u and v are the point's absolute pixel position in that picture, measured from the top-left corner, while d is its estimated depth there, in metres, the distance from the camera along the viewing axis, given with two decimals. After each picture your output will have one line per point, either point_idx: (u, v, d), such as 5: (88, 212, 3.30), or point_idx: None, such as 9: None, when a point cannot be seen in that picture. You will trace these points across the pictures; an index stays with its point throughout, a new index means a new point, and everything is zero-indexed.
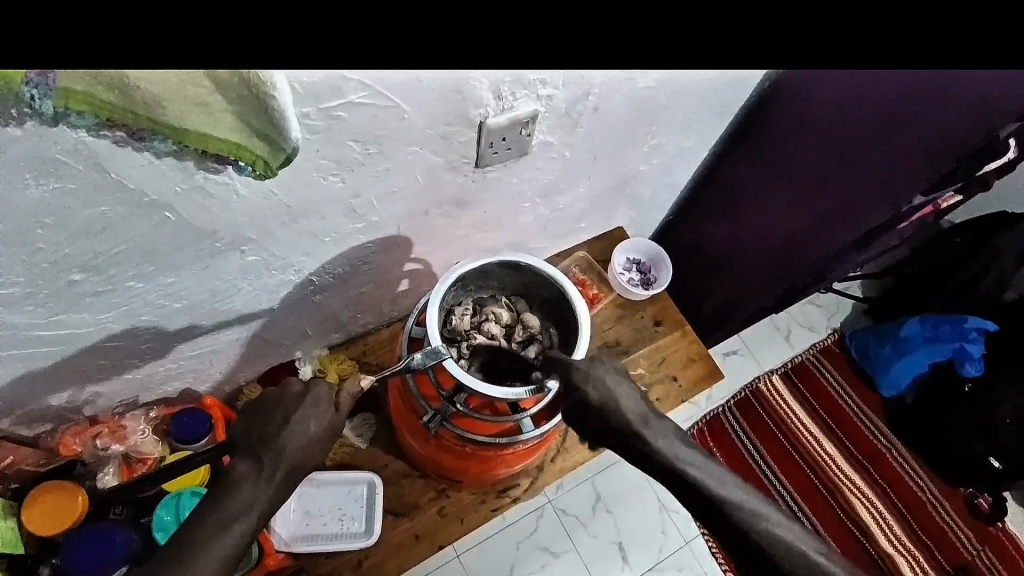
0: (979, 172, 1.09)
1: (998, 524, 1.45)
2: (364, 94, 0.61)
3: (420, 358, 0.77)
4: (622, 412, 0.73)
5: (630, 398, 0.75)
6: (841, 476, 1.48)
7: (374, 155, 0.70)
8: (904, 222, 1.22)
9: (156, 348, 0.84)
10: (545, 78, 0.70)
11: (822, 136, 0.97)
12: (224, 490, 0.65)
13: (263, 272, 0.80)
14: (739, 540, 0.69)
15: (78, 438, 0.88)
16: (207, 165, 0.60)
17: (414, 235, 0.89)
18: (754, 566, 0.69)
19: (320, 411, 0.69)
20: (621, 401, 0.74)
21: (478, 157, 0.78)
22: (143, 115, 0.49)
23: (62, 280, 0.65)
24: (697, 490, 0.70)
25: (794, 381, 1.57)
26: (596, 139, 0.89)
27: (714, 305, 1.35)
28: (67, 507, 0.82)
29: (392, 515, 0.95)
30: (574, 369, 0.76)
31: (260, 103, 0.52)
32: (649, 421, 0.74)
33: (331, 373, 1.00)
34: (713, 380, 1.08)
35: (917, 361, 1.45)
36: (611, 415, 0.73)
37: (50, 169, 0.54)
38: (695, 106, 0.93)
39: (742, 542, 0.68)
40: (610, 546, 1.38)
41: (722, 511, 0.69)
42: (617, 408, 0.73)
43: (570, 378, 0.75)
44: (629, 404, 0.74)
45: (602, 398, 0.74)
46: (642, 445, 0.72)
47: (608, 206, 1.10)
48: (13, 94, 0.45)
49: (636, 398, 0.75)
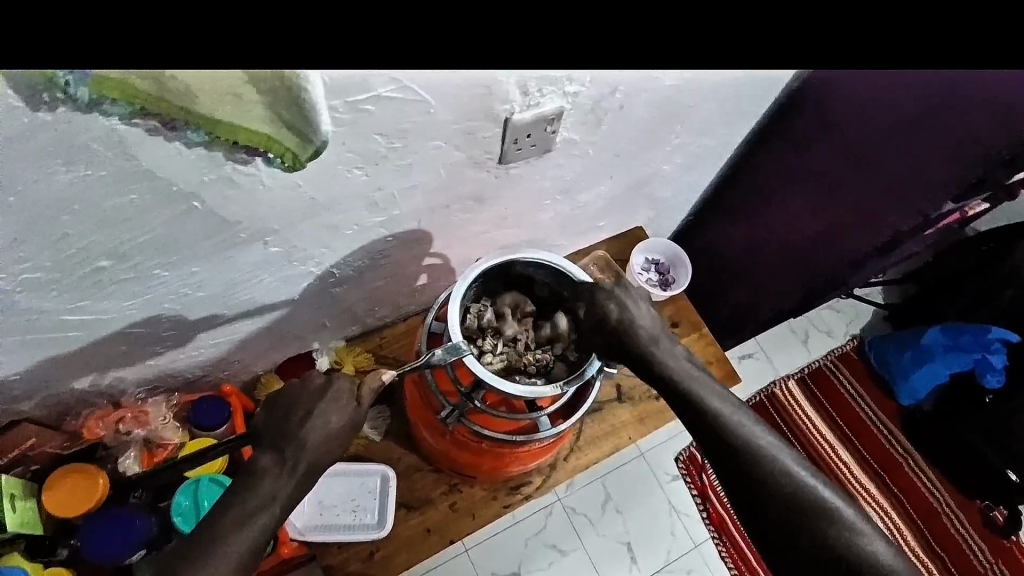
0: (1009, 181, 1.07)
1: (1013, 538, 1.41)
2: (392, 88, 0.60)
3: (440, 354, 0.77)
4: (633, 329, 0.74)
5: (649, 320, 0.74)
6: (854, 483, 1.45)
7: (398, 149, 0.70)
8: (929, 229, 1.20)
9: (177, 337, 0.85)
10: (572, 75, 0.69)
11: (846, 140, 0.96)
12: (244, 478, 0.66)
13: (284, 264, 0.80)
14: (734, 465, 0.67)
15: (101, 422, 0.89)
16: (235, 157, 0.60)
17: (434, 230, 0.89)
18: (743, 491, 0.67)
19: (341, 405, 0.70)
20: (638, 320, 0.74)
21: (501, 153, 0.78)
22: (176, 104, 0.49)
23: (88, 266, 0.66)
24: (697, 409, 0.70)
25: (810, 386, 1.55)
26: (619, 138, 0.88)
27: (731, 308, 1.34)
28: (86, 490, 0.83)
29: (404, 508, 0.95)
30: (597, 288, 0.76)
31: (292, 95, 0.52)
32: (659, 340, 0.73)
33: (349, 365, 1.01)
34: (730, 383, 1.07)
35: (938, 371, 1.44)
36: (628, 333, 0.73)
37: (80, 156, 0.55)
38: (719, 106, 0.92)
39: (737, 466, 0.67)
40: (619, 546, 1.37)
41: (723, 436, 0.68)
42: (630, 326, 0.74)
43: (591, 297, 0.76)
44: (642, 323, 0.74)
45: (620, 317, 0.74)
46: (646, 360, 0.72)
47: (628, 205, 1.09)
48: (49, 79, 0.45)
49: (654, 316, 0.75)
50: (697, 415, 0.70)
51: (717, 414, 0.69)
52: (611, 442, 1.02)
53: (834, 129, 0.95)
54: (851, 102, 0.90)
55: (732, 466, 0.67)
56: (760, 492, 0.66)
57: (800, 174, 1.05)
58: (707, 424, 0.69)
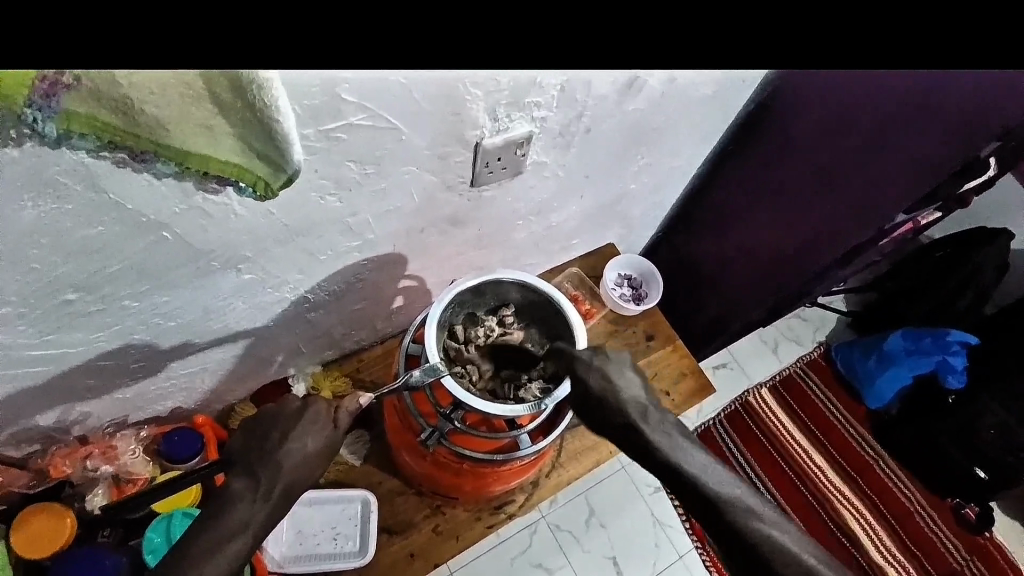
0: (959, 191, 1.12)
1: (985, 533, 1.48)
2: (362, 116, 0.62)
3: (418, 374, 0.77)
4: (622, 403, 0.73)
5: (636, 391, 0.74)
6: (832, 488, 1.49)
7: (371, 175, 0.71)
8: (886, 239, 1.24)
9: (148, 366, 0.83)
10: (538, 99, 0.72)
11: (806, 157, 1.01)
12: (220, 507, 0.65)
13: (258, 290, 0.80)
14: (728, 530, 0.67)
15: (68, 459, 0.88)
16: (206, 187, 0.61)
17: (408, 253, 0.89)
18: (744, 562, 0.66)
19: (318, 429, 0.70)
20: (622, 390, 0.74)
21: (474, 177, 0.80)
22: (146, 136, 0.50)
23: (55, 299, 0.65)
24: (687, 482, 0.69)
25: (782, 393, 1.59)
26: (588, 159, 0.91)
27: (703, 319, 1.37)
28: (53, 530, 0.82)
29: (387, 533, 0.95)
30: (577, 359, 0.77)
31: (263, 123, 0.52)
32: (649, 414, 0.73)
33: (325, 390, 1.01)
34: (705, 394, 1.09)
35: (901, 375, 1.49)
36: (615, 409, 0.73)
37: (47, 189, 0.54)
38: (682, 126, 0.96)
39: (731, 535, 0.67)
40: (605, 561, 1.37)
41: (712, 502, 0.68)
42: (617, 399, 0.73)
43: (572, 367, 0.76)
44: (629, 395, 0.74)
45: (603, 386, 0.74)
46: (639, 436, 0.72)
47: (599, 223, 1.12)
48: (15, 116, 0.45)
49: (641, 389, 0.75)
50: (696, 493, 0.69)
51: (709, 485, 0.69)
52: (591, 458, 1.03)
53: (795, 148, 1.01)
54: (809, 118, 0.96)
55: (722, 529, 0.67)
56: (749, 546, 0.66)
57: (766, 196, 1.10)
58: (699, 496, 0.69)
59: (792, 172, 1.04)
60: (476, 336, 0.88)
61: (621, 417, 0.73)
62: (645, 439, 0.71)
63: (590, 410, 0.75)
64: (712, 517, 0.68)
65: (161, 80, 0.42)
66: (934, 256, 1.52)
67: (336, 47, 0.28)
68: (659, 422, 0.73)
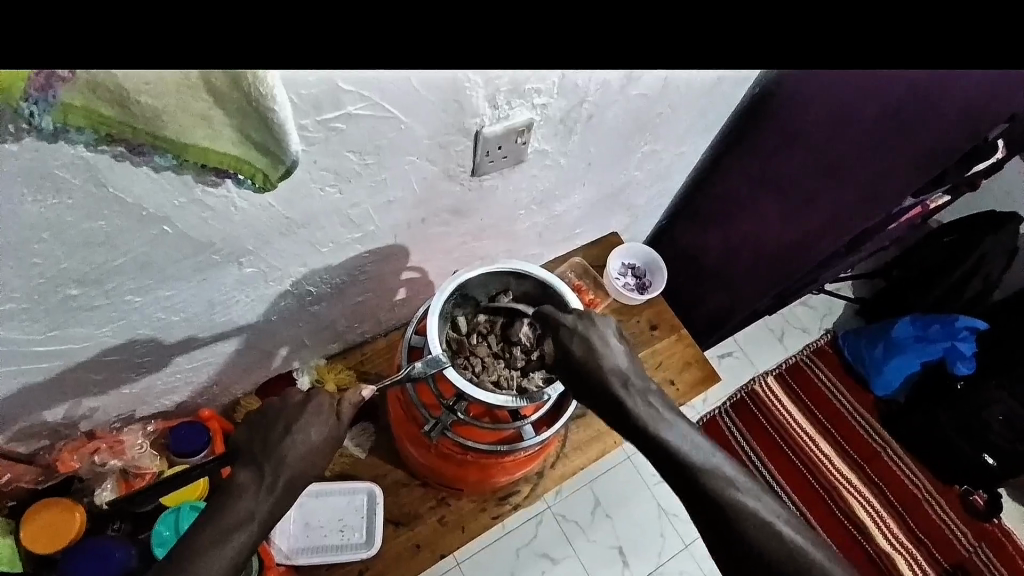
0: (967, 174, 1.10)
1: (994, 521, 1.47)
2: (362, 105, 0.61)
3: (420, 366, 0.77)
4: (604, 372, 0.73)
5: (618, 359, 0.74)
6: (838, 476, 1.49)
7: (372, 166, 0.70)
8: (894, 224, 1.23)
9: (153, 361, 0.84)
10: (540, 86, 0.71)
11: (810, 142, 1.00)
12: (226, 499, 0.65)
13: (260, 283, 0.80)
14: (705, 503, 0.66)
15: (76, 454, 0.88)
16: (206, 179, 0.60)
17: (410, 245, 0.89)
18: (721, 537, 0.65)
19: (322, 421, 0.70)
20: (604, 358, 0.73)
21: (474, 166, 0.79)
22: (143, 129, 0.49)
23: (58, 295, 0.65)
24: (666, 453, 0.69)
25: (789, 382, 1.58)
26: (590, 148, 0.90)
27: (707, 307, 1.36)
28: (63, 524, 0.82)
29: (392, 525, 0.95)
30: (561, 327, 0.76)
31: (261, 114, 0.52)
32: (632, 382, 0.73)
33: (330, 383, 1.01)
34: (710, 382, 1.08)
35: (911, 362, 1.48)
36: (596, 376, 0.73)
37: (46, 184, 0.54)
38: (685, 112, 0.95)
39: (707, 508, 0.66)
40: (611, 551, 1.38)
41: (690, 474, 0.67)
42: (598, 368, 0.73)
43: (557, 335, 0.76)
44: (612, 364, 0.73)
45: (585, 353, 0.73)
46: (621, 406, 0.71)
47: (602, 212, 1.11)
48: (12, 111, 0.45)
49: (626, 360, 0.74)
50: (675, 465, 0.68)
51: (688, 455, 0.68)
52: (596, 448, 1.02)
53: (798, 132, 1.00)
54: (813, 102, 0.95)
55: (703, 502, 0.66)
56: (728, 520, 0.65)
57: (770, 181, 1.09)
58: (678, 466, 0.68)
59: (796, 156, 1.03)
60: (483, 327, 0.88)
61: (602, 385, 0.72)
62: (624, 406, 0.71)
63: (575, 379, 0.74)
64: (689, 488, 0.67)
65: (154, 74, 0.41)
66: (943, 241, 1.50)
67: (336, 61, 0.26)
68: (642, 391, 0.73)
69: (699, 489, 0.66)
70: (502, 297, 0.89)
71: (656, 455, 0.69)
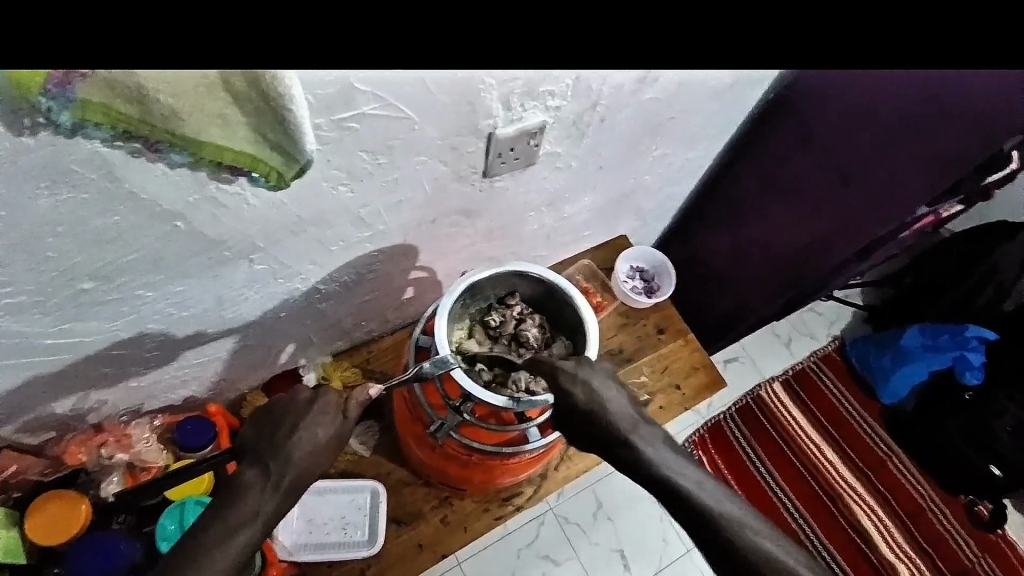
0: (980, 185, 1.10)
1: (998, 531, 1.46)
2: (376, 105, 0.61)
3: (428, 367, 0.77)
4: (607, 414, 0.71)
5: (620, 401, 0.73)
6: (843, 484, 1.48)
7: (384, 165, 0.70)
8: (905, 232, 1.22)
9: (161, 355, 0.84)
10: (553, 88, 0.71)
11: (823, 148, 0.99)
12: (234, 496, 0.65)
13: (269, 281, 0.80)
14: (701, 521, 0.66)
15: (84, 447, 0.89)
16: (219, 177, 0.60)
17: (419, 245, 0.89)
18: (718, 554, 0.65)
19: (328, 420, 0.70)
20: (607, 401, 0.72)
21: (486, 167, 0.79)
22: (160, 127, 0.49)
23: (70, 288, 0.65)
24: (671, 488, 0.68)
25: (794, 387, 1.57)
26: (600, 152, 0.90)
27: (713, 312, 1.36)
28: (69, 516, 0.83)
29: (395, 523, 0.95)
30: (561, 370, 0.74)
31: (277, 114, 0.52)
32: (634, 421, 0.72)
33: (336, 381, 1.01)
34: (716, 388, 1.08)
35: (920, 370, 1.47)
36: (600, 418, 0.71)
37: (61, 179, 0.54)
38: (698, 117, 0.94)
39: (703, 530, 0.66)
40: (612, 554, 1.37)
41: (690, 501, 0.67)
42: (603, 409, 0.71)
43: (557, 380, 0.74)
44: (614, 405, 0.72)
45: (590, 399, 0.71)
46: (624, 444, 0.70)
47: (611, 216, 1.10)
48: (30, 105, 0.45)
49: (624, 399, 0.73)
50: (683, 502, 0.67)
51: (690, 489, 0.67)
52: None
53: (811, 140, 0.99)
54: (826, 109, 0.94)
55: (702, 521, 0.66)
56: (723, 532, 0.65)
57: (781, 187, 1.08)
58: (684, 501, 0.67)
59: (808, 164, 1.02)
60: (493, 323, 0.87)
61: (608, 429, 0.71)
62: (630, 448, 0.70)
63: (577, 427, 0.72)
64: (689, 516, 0.67)
65: (173, 72, 0.41)
66: (954, 250, 1.50)
67: None
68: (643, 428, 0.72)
69: (691, 507, 0.66)
70: (511, 300, 0.89)
71: (659, 488, 0.68)
